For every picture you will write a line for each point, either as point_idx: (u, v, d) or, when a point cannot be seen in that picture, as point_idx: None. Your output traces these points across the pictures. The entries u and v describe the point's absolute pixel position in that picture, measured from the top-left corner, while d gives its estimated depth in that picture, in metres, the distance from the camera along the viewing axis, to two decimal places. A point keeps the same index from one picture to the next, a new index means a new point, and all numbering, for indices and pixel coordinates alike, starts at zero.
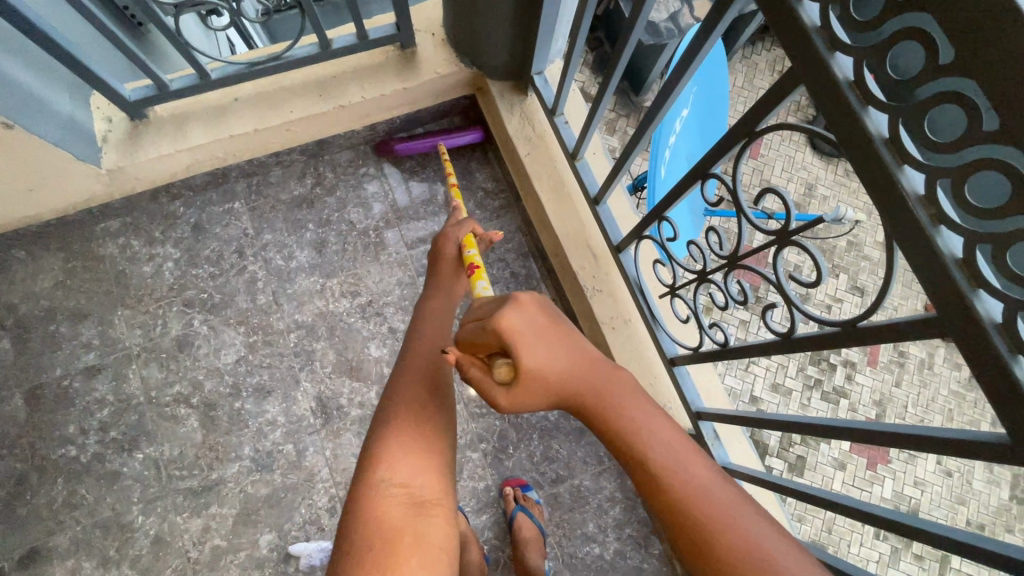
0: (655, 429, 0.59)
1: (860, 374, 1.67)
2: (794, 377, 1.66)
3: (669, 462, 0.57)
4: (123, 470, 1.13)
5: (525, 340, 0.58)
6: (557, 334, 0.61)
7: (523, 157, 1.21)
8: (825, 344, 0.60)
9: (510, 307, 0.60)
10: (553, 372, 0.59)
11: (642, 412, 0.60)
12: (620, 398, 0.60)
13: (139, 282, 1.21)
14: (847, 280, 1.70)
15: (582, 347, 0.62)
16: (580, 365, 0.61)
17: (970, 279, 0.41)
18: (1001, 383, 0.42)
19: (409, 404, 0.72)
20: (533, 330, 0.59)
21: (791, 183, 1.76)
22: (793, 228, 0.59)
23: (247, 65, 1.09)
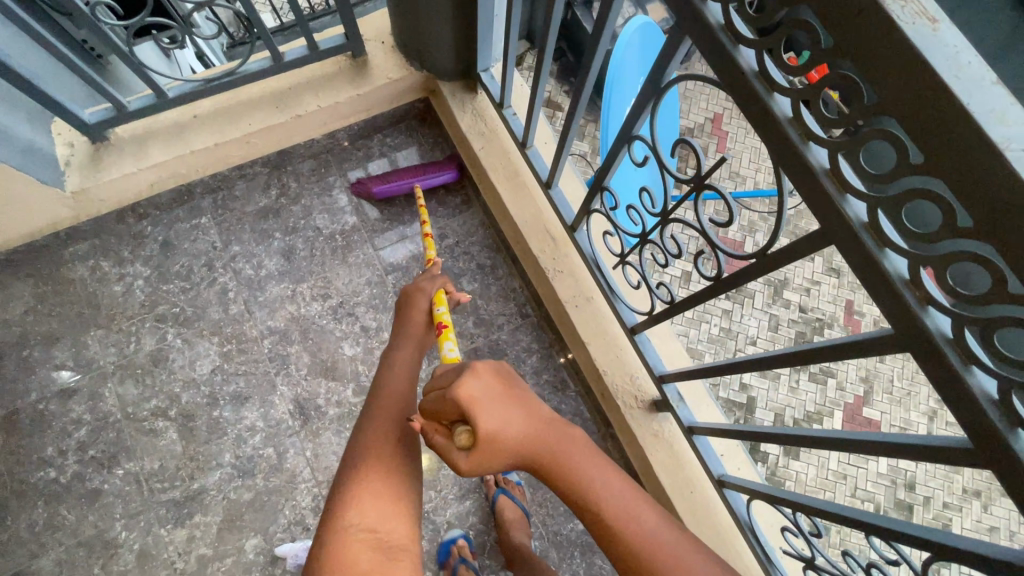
0: (607, 481, 0.62)
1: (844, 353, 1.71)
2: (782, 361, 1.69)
3: (625, 517, 0.60)
4: (104, 487, 1.14)
5: (482, 407, 0.59)
6: (510, 396, 0.62)
7: (478, 151, 1.27)
8: (747, 277, 0.64)
9: (467, 377, 0.61)
10: (509, 438, 0.60)
11: (593, 463, 0.63)
12: (575, 456, 0.63)
13: (110, 302, 1.23)
14: (823, 263, 1.81)
15: (536, 409, 0.64)
16: (537, 429, 0.63)
17: (838, 186, 0.46)
18: (877, 281, 0.46)
19: (379, 453, 0.72)
20: (490, 396, 0.61)
21: (760, 171, 1.84)
22: (706, 172, 0.64)
23: (203, 81, 1.14)
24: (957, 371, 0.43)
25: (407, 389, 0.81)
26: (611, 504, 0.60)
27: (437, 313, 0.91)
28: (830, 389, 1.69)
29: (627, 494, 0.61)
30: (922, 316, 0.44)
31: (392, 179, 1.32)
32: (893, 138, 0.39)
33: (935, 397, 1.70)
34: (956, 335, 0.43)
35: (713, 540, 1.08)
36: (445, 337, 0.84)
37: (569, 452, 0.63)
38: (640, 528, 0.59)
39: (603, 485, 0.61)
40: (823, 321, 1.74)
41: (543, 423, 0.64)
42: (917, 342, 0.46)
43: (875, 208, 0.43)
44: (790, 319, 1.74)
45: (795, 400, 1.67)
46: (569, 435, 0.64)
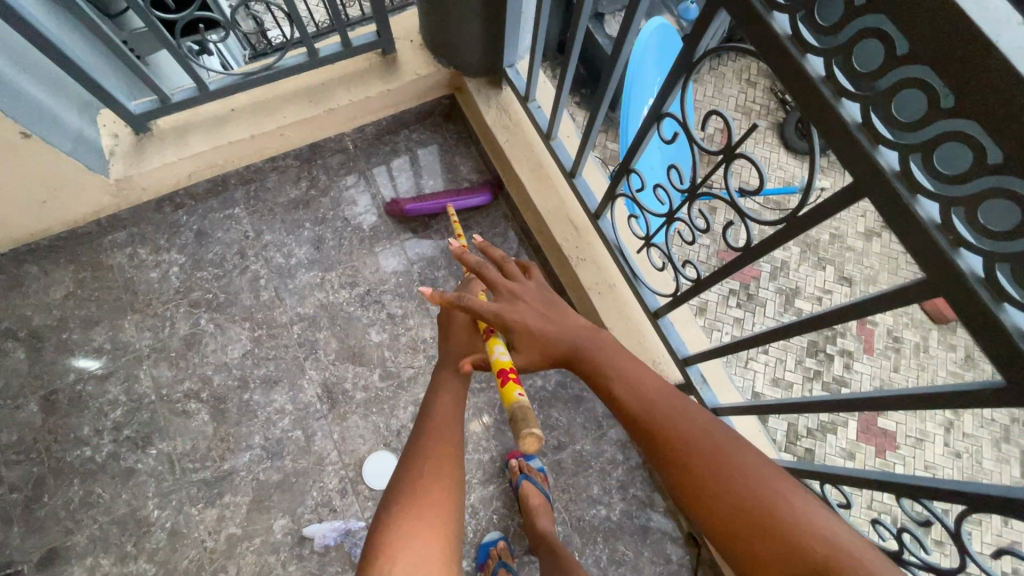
0: (649, 388, 0.74)
1: (858, 362, 1.72)
2: (794, 371, 1.70)
3: (670, 412, 0.70)
4: (138, 467, 1.16)
5: (521, 311, 0.83)
6: (548, 307, 0.85)
7: (503, 143, 1.31)
8: (775, 244, 0.67)
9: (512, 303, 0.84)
10: (546, 336, 0.83)
11: (631, 368, 0.78)
12: (612, 360, 0.79)
13: (146, 287, 1.27)
14: (834, 272, 1.81)
15: (575, 322, 0.84)
16: (577, 338, 0.82)
17: (870, 138, 0.49)
18: (910, 228, 0.49)
19: (415, 495, 0.71)
20: (529, 305, 0.84)
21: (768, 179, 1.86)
22: (736, 142, 0.67)
23: (243, 75, 1.19)
24: (989, 309, 0.46)
25: (451, 425, 0.82)
26: (683, 433, 0.68)
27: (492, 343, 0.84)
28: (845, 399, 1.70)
29: (697, 421, 0.68)
30: (953, 258, 0.47)
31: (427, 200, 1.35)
32: (925, 85, 0.43)
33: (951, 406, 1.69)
34: (987, 274, 0.45)
35: None
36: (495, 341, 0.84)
37: (606, 357, 0.80)
38: (720, 454, 0.64)
39: (674, 415, 0.70)
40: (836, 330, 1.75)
41: (582, 331, 0.83)
42: (949, 285, 0.49)
43: (907, 155, 0.46)
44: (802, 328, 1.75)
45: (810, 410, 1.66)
46: (636, 374, 0.76)
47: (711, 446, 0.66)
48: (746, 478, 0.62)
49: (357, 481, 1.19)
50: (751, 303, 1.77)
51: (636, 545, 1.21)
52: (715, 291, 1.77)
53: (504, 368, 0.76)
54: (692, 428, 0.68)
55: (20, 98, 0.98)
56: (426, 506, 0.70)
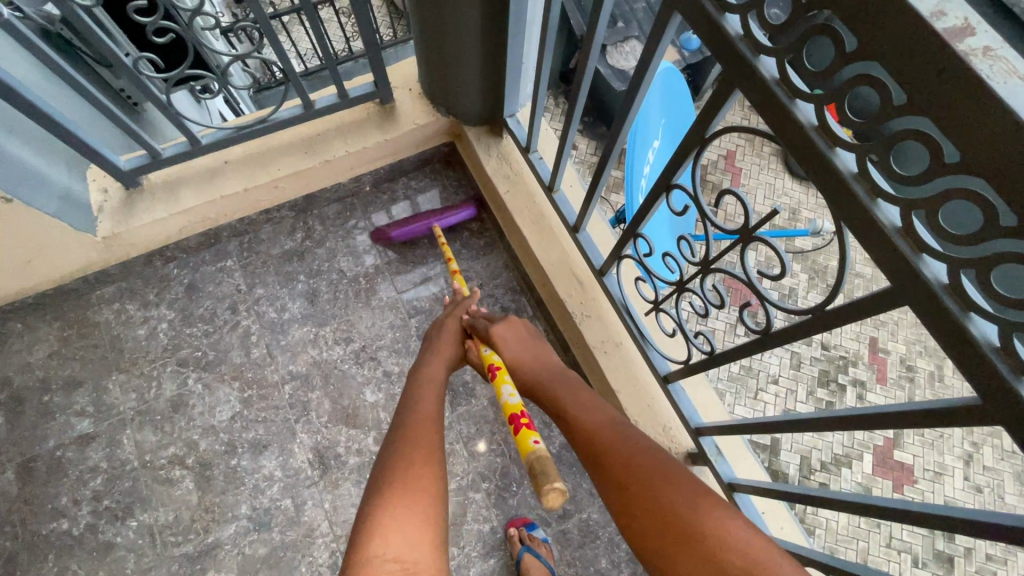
0: (584, 403, 0.77)
1: (871, 393, 1.65)
2: (805, 403, 1.63)
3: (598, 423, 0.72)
4: (117, 540, 1.10)
5: (506, 340, 0.92)
6: (529, 337, 0.94)
7: (503, 194, 1.26)
8: (803, 334, 0.61)
9: (501, 323, 0.93)
10: (517, 358, 0.90)
11: (576, 389, 0.81)
12: (557, 386, 0.83)
13: (133, 345, 1.23)
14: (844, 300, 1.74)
15: (541, 351, 0.92)
16: (539, 366, 0.88)
17: (913, 246, 0.44)
18: (961, 345, 0.44)
19: (403, 467, 0.64)
20: (512, 328, 0.93)
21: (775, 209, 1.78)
22: (754, 224, 0.61)
23: (235, 129, 1.16)
24: None
25: (436, 404, 0.78)
26: (656, 477, 0.61)
27: (488, 356, 0.95)
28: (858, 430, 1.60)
29: (670, 467, 0.62)
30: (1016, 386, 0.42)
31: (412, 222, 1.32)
32: (980, 200, 0.37)
33: (969, 439, 1.59)
34: None
35: None
36: (502, 382, 0.88)
37: (558, 379, 0.84)
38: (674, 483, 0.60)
39: (649, 459, 0.64)
40: (846, 358, 1.68)
41: (543, 359, 0.90)
42: (1013, 411, 0.43)
43: (959, 270, 0.41)
44: (812, 357, 1.68)
45: (822, 442, 1.57)
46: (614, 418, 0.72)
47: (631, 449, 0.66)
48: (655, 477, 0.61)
49: None
50: None
51: None
52: (721, 319, 1.69)
53: (516, 414, 0.78)
54: (669, 474, 0.61)
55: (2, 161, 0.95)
56: (416, 492, 0.61)
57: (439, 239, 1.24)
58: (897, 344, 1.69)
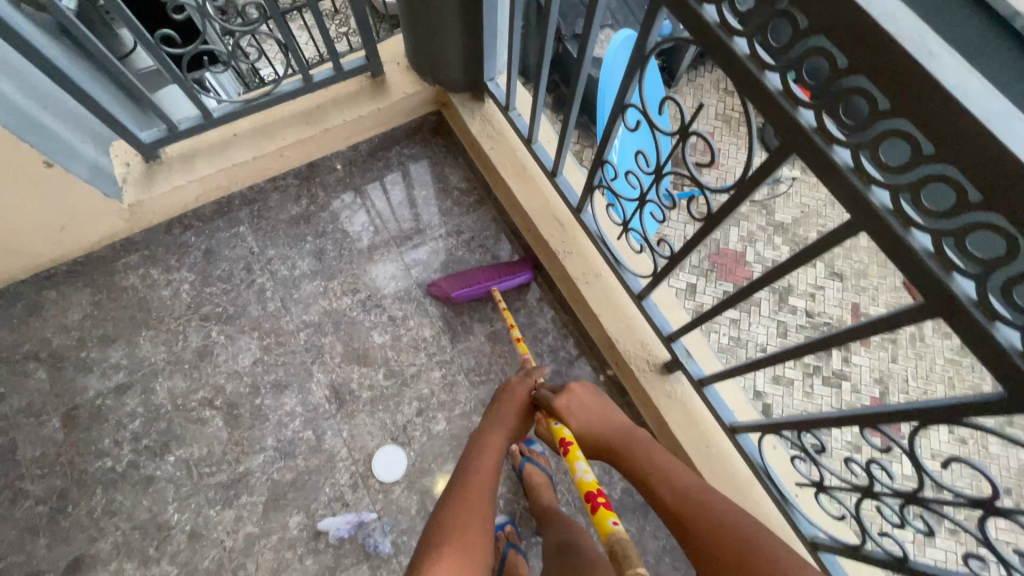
0: (669, 471, 0.82)
1: (856, 355, 1.75)
2: (793, 368, 1.74)
3: (688, 493, 0.78)
4: (157, 474, 1.22)
5: (573, 412, 0.95)
6: (597, 403, 0.98)
7: (488, 151, 1.41)
8: (733, 206, 0.75)
9: (565, 394, 0.98)
10: (587, 429, 0.94)
11: (657, 457, 0.86)
12: (637, 453, 0.88)
13: (159, 305, 1.35)
14: (824, 268, 1.87)
15: (611, 417, 0.95)
16: (613, 433, 0.93)
17: (791, 101, 0.58)
18: (831, 175, 0.58)
19: (458, 532, 0.72)
20: (577, 400, 0.97)
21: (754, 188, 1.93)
22: (689, 120, 0.76)
23: (242, 103, 1.30)
24: (900, 235, 0.54)
25: (493, 473, 0.85)
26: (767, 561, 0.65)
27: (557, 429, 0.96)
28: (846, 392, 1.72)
29: (760, 531, 0.69)
30: (866, 194, 0.55)
31: (471, 283, 1.36)
32: (826, 51, 0.52)
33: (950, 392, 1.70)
34: (895, 203, 0.53)
35: (730, 489, 1.14)
36: (575, 457, 0.87)
37: (636, 444, 0.90)
38: (763, 551, 0.66)
39: (739, 525, 0.70)
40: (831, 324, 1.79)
41: (614, 425, 0.94)
42: (867, 218, 0.56)
43: (821, 113, 0.55)
44: (798, 325, 1.80)
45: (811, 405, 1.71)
46: (702, 496, 0.76)
47: (722, 520, 0.71)
48: (749, 543, 0.68)
49: (367, 477, 1.25)
50: (748, 304, 1.83)
51: (639, 521, 1.25)
52: (709, 294, 1.83)
53: (593, 492, 0.78)
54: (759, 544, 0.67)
55: (41, 130, 1.08)
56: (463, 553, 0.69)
57: (506, 310, 1.29)
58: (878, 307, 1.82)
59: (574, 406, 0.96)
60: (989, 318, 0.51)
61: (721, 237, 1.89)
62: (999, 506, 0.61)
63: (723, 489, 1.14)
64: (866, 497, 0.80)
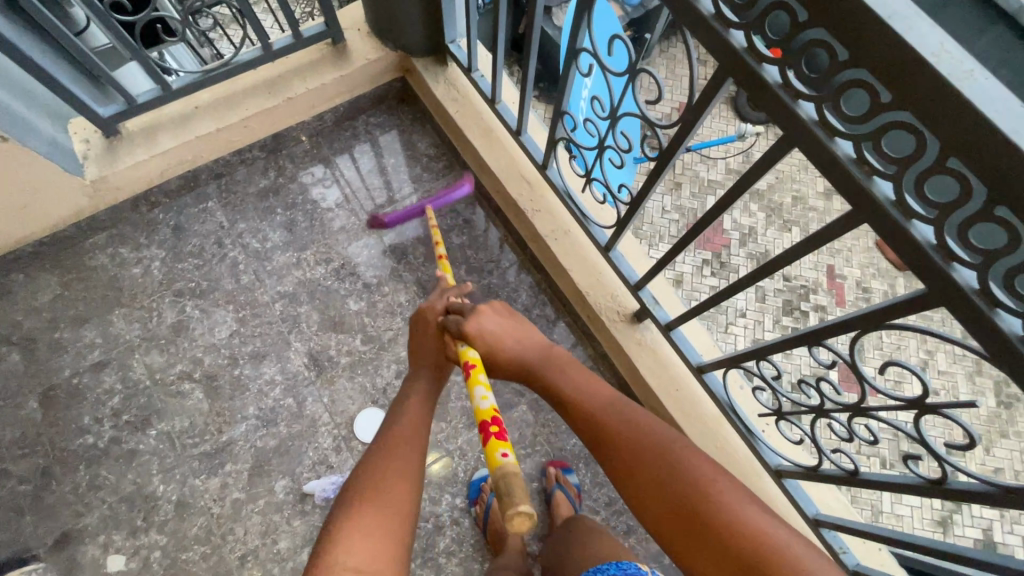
0: (584, 393, 0.88)
1: (831, 316, 1.82)
2: (772, 330, 1.80)
3: (602, 413, 0.84)
4: (140, 448, 1.23)
5: (488, 337, 0.95)
6: (514, 329, 0.98)
7: (453, 114, 1.41)
8: (681, 139, 0.78)
9: (477, 317, 0.96)
10: (504, 353, 0.96)
11: (574, 380, 0.90)
12: (557, 379, 0.92)
13: (131, 283, 1.34)
14: (799, 232, 1.91)
15: (528, 341, 0.97)
16: (531, 359, 0.95)
17: (723, 24, 0.60)
18: (761, 95, 0.60)
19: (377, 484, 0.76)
20: (492, 325, 0.96)
21: (729, 154, 1.97)
22: (637, 58, 0.79)
23: (200, 72, 1.28)
24: (824, 143, 0.56)
25: (419, 419, 0.89)
26: (669, 473, 0.74)
27: (463, 351, 0.96)
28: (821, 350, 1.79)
29: (665, 448, 0.76)
30: (794, 108, 0.57)
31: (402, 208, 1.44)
32: None
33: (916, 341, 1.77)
34: (819, 113, 0.56)
35: (700, 429, 1.19)
36: (477, 383, 0.88)
37: (552, 369, 0.93)
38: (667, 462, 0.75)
39: (651, 443, 0.78)
40: (807, 287, 1.84)
41: (530, 351, 0.96)
42: (796, 132, 0.59)
43: (750, 32, 0.57)
44: (776, 289, 1.84)
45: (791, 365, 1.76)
46: (616, 409, 0.84)
47: (636, 439, 0.79)
48: (660, 457, 0.76)
49: (350, 439, 1.27)
50: (726, 271, 1.87)
51: None
52: (689, 263, 1.87)
53: (487, 422, 0.80)
54: (667, 459, 0.75)
55: None
56: (380, 503, 0.74)
57: (430, 217, 1.25)
58: (852, 267, 1.85)
59: (488, 333, 0.95)
60: (906, 217, 0.53)
61: (698, 206, 1.92)
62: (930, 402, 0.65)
63: (692, 427, 1.19)
64: (818, 416, 0.85)
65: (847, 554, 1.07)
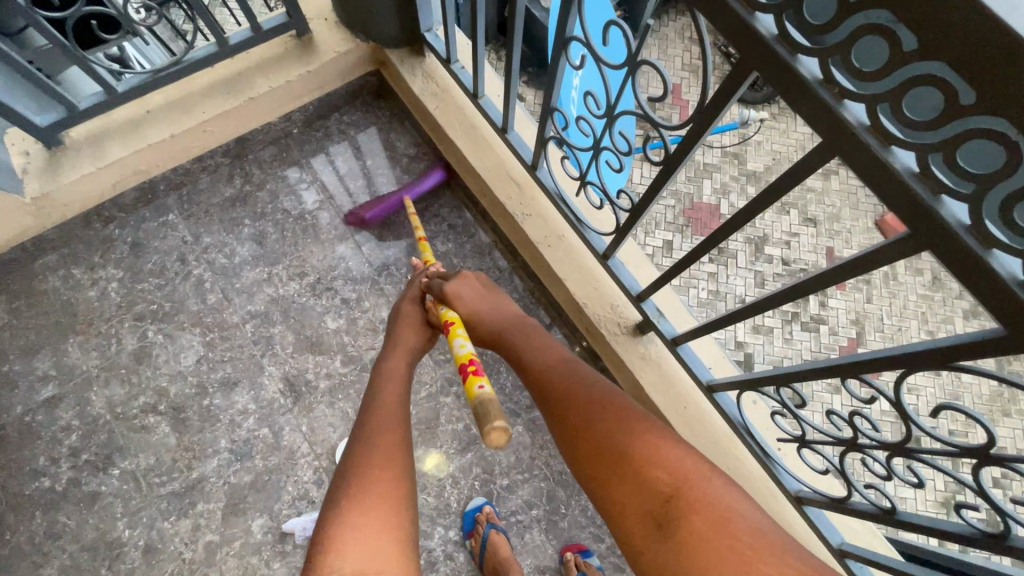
0: (541, 351, 0.83)
1: (832, 299, 1.70)
2: (772, 315, 1.68)
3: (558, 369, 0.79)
4: (102, 489, 1.13)
5: (463, 297, 0.94)
6: (489, 295, 0.96)
7: (433, 110, 1.29)
8: (692, 142, 0.67)
9: (456, 280, 0.95)
10: (478, 315, 0.93)
11: (535, 341, 0.86)
12: (519, 338, 0.87)
13: (86, 308, 1.23)
14: (798, 214, 1.80)
15: (502, 305, 0.95)
16: (501, 323, 0.91)
17: (747, 7, 0.49)
18: (796, 94, 0.49)
19: (369, 456, 0.68)
20: (468, 288, 0.94)
21: (724, 138, 1.84)
22: (637, 49, 0.67)
23: (150, 71, 1.14)
24: (879, 155, 0.45)
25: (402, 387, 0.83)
26: (610, 421, 0.69)
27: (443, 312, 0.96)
28: (823, 335, 1.68)
29: (617, 400, 0.71)
30: (839, 111, 0.46)
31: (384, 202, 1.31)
32: None
33: (925, 328, 1.69)
34: (871, 119, 0.45)
35: (710, 448, 1.10)
36: (456, 334, 0.91)
37: (520, 332, 0.89)
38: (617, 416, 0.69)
39: (601, 398, 0.72)
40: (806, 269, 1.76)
41: (501, 313, 0.93)
42: (839, 140, 0.48)
43: (784, 16, 0.46)
44: (774, 274, 1.75)
45: (791, 350, 1.66)
46: (566, 368, 0.79)
47: (585, 392, 0.74)
48: (608, 409, 0.70)
49: (332, 471, 1.17)
50: (723, 257, 1.76)
51: None
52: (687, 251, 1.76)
53: (466, 364, 0.82)
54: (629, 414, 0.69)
55: None
56: (368, 477, 0.66)
57: (408, 208, 1.18)
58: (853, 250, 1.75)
59: (461, 295, 0.94)
60: (984, 246, 0.42)
61: (695, 190, 1.81)
62: (990, 451, 0.56)
63: (703, 447, 1.10)
64: (849, 450, 0.75)
65: None
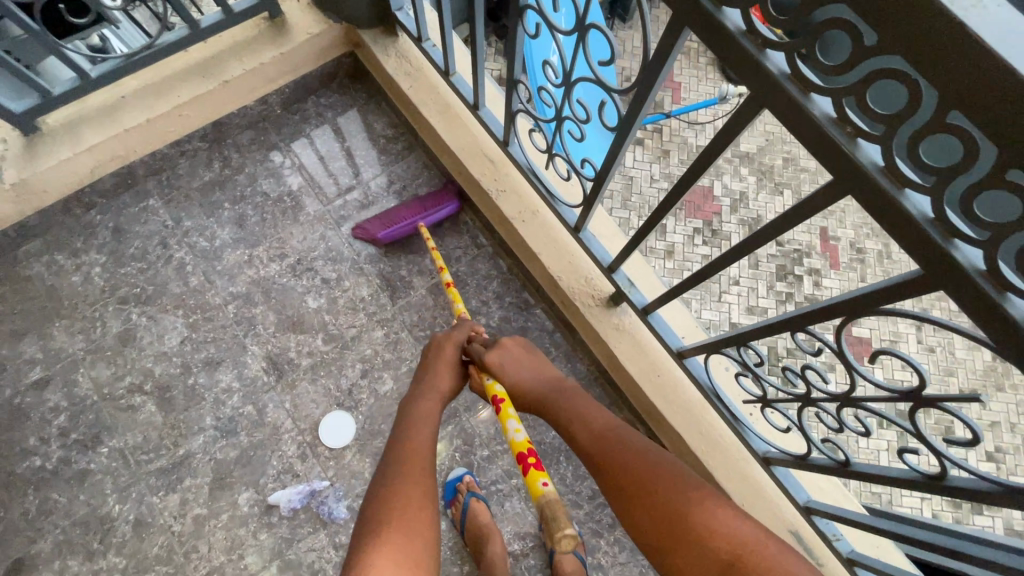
0: (591, 415, 0.80)
1: (826, 278, 1.72)
2: (766, 297, 1.70)
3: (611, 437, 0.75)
4: (91, 467, 1.16)
5: (505, 366, 0.89)
6: (532, 359, 0.91)
7: (407, 89, 1.30)
8: (640, 104, 0.68)
9: (496, 348, 0.90)
10: (523, 382, 0.88)
11: (582, 406, 0.82)
12: (566, 403, 0.83)
13: (70, 292, 1.25)
14: (792, 194, 1.82)
15: (545, 367, 0.91)
16: (545, 389, 0.87)
17: None
18: (721, 47, 0.51)
19: (400, 510, 0.65)
20: (507, 354, 0.89)
21: (716, 116, 1.87)
22: (584, 13, 0.69)
23: (124, 57, 1.15)
24: (799, 102, 0.47)
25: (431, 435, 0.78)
26: (675, 490, 0.67)
27: (489, 385, 0.89)
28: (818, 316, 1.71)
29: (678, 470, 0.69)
30: (762, 60, 0.48)
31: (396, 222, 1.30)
32: None
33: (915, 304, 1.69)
34: (789, 66, 0.46)
35: (683, 416, 1.13)
36: (507, 416, 0.81)
37: (566, 399, 0.84)
38: (681, 483, 0.67)
39: (663, 469, 0.70)
40: (801, 251, 1.74)
41: (543, 375, 0.89)
42: (764, 90, 0.49)
43: None
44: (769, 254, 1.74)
45: None
46: (618, 433, 0.75)
47: (640, 460, 0.71)
48: (672, 481, 0.68)
49: (315, 445, 1.20)
50: (716, 239, 1.77)
51: None
52: (680, 233, 1.77)
53: (523, 453, 0.73)
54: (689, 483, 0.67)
55: None
56: (400, 527, 0.63)
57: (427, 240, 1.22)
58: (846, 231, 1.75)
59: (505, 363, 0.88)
60: (897, 186, 0.44)
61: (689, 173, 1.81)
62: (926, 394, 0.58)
63: (676, 414, 1.13)
64: (804, 405, 0.77)
65: (841, 542, 1.01)
